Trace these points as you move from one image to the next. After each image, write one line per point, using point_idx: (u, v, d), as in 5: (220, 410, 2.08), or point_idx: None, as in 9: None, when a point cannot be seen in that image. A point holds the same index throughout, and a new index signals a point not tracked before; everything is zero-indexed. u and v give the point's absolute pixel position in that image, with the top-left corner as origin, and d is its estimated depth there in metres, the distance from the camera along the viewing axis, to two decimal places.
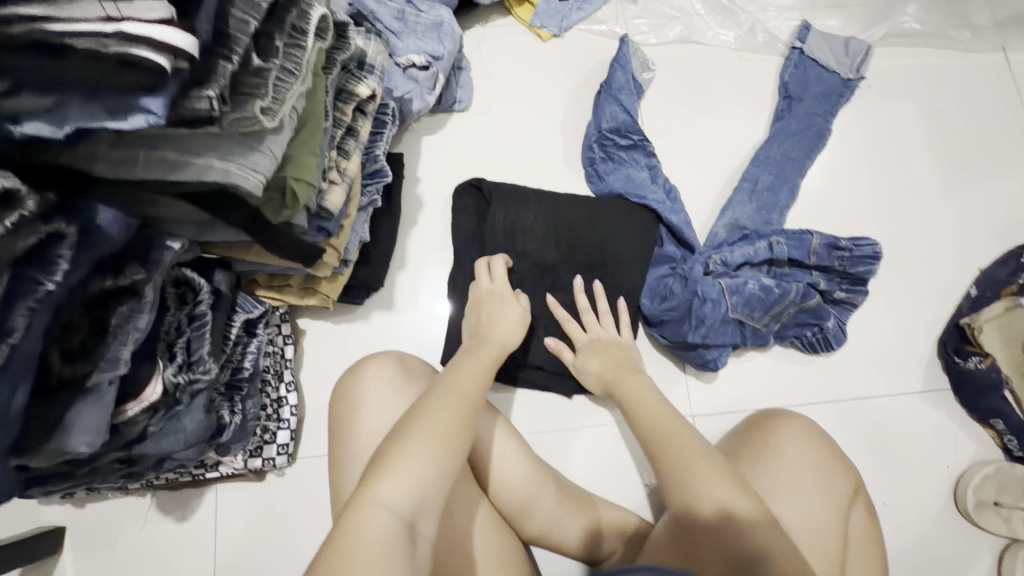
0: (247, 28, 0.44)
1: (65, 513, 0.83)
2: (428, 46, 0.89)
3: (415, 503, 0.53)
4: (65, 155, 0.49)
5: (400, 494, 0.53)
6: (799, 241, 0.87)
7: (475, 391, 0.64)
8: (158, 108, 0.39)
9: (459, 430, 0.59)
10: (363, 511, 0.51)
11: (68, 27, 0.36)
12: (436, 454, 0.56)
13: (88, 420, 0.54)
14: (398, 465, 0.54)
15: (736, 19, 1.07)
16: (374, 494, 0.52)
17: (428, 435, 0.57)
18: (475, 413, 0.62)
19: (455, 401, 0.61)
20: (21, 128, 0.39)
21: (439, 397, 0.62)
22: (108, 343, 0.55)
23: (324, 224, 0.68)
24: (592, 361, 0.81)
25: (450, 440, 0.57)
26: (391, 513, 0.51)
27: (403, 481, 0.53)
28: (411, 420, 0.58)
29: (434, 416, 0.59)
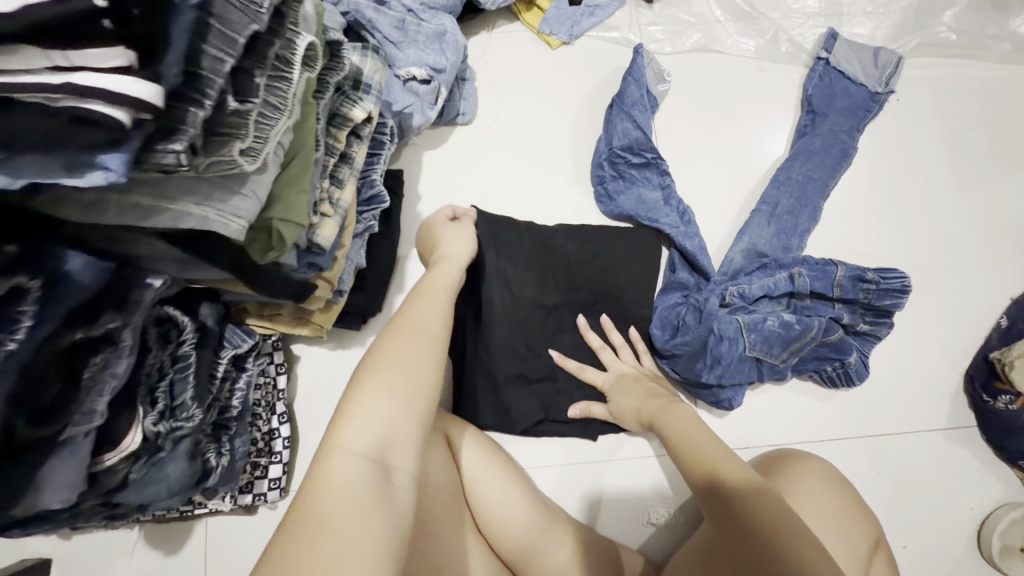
0: (222, 67, 0.39)
1: (52, 544, 0.81)
2: (430, 58, 0.84)
3: (381, 440, 0.51)
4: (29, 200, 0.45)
5: (363, 434, 0.50)
6: (823, 272, 0.82)
7: (428, 326, 0.62)
8: (118, 166, 0.35)
9: (416, 364, 0.57)
10: (328, 460, 0.49)
11: (12, 82, 0.32)
12: (393, 390, 0.54)
13: (61, 475, 0.51)
14: (355, 407, 0.52)
15: (758, 27, 1.01)
16: (336, 440, 0.50)
17: (384, 374, 0.55)
18: (427, 346, 0.60)
19: (404, 339, 0.59)
20: None
21: (391, 337, 0.59)
22: (83, 395, 0.51)
23: (315, 260, 0.63)
24: (625, 400, 0.78)
25: (407, 377, 0.55)
26: (354, 455, 0.49)
27: (363, 423, 0.51)
28: (369, 364, 0.56)
29: (384, 356, 0.57)
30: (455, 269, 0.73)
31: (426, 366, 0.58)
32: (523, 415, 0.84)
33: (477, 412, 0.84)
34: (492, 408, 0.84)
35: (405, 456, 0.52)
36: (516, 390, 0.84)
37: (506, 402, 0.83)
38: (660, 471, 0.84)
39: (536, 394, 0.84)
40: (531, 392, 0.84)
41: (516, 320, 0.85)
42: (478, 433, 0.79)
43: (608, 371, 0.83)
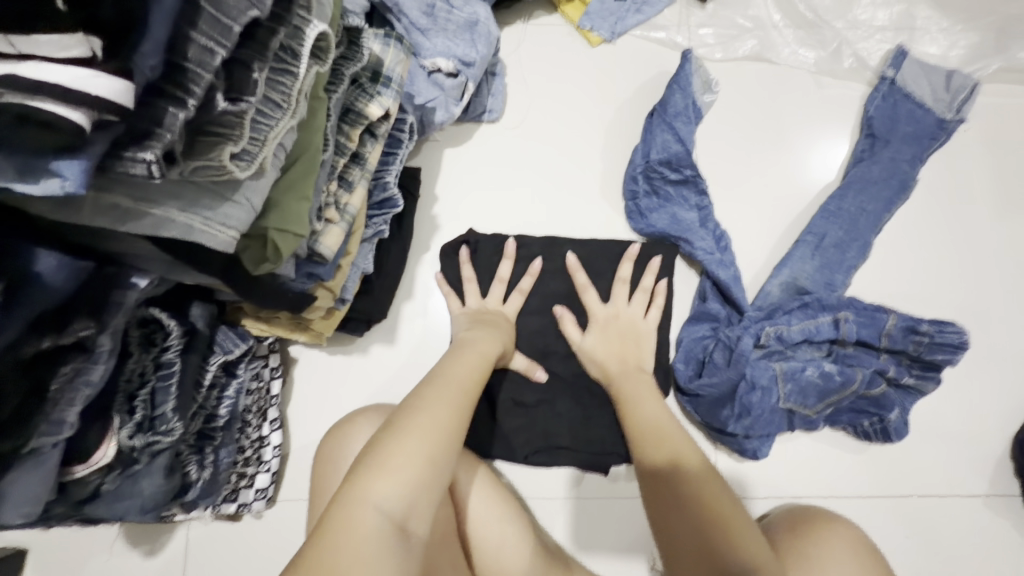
0: (212, 59, 0.33)
1: (29, 534, 0.77)
2: (459, 50, 0.77)
3: (408, 503, 0.49)
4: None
5: (393, 493, 0.48)
6: (872, 319, 0.75)
7: (468, 389, 0.61)
8: (74, 176, 0.29)
9: (454, 428, 0.55)
10: (350, 510, 0.46)
11: None
12: (428, 450, 0.51)
13: (25, 489, 0.47)
14: (389, 461, 0.49)
15: (820, 37, 0.92)
16: (363, 491, 0.47)
17: (424, 431, 0.53)
18: (468, 411, 0.58)
19: (443, 391, 0.58)
20: None
21: (432, 393, 0.58)
22: (46, 408, 0.46)
23: (315, 270, 0.58)
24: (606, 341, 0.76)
25: (444, 439, 0.53)
26: (381, 514, 0.47)
27: (394, 479, 0.49)
28: (407, 413, 0.54)
29: (425, 409, 0.55)
30: (507, 323, 0.77)
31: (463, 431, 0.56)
32: (524, 440, 0.77)
33: (479, 436, 0.78)
34: (495, 431, 0.78)
35: (425, 521, 0.50)
36: (522, 414, 0.78)
37: (508, 428, 0.78)
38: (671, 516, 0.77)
39: (544, 422, 0.78)
40: (538, 417, 0.78)
41: (528, 340, 0.80)
42: (495, 479, 0.73)
43: (589, 330, 0.78)
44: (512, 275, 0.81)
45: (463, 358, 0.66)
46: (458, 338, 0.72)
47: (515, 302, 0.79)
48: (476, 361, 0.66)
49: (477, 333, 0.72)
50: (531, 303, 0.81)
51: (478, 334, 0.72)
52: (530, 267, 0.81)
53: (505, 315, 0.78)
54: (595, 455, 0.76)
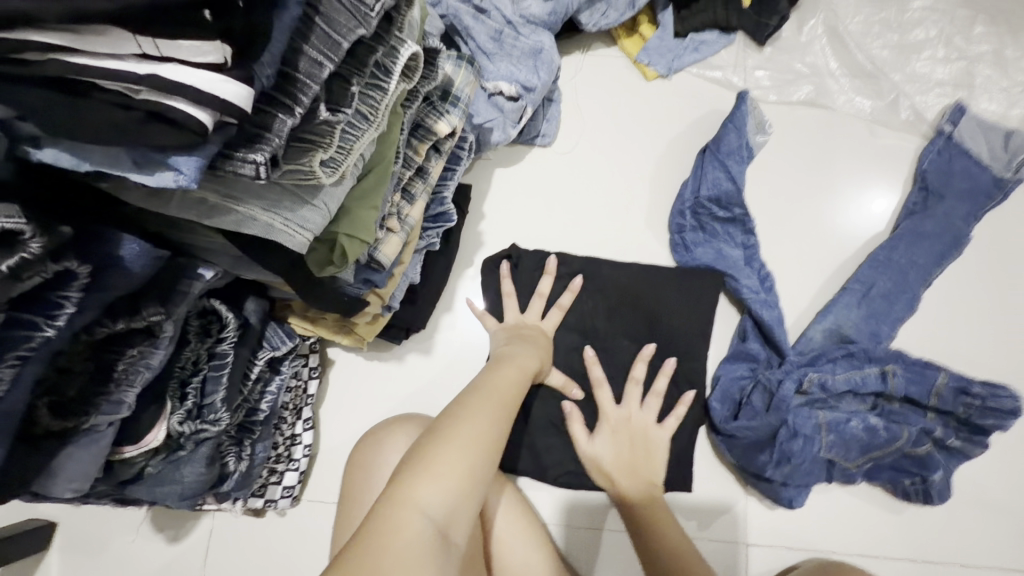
0: (319, 72, 0.35)
1: (62, 509, 0.79)
2: (521, 75, 0.79)
3: (450, 511, 0.49)
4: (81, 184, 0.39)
5: (437, 498, 0.49)
6: (921, 375, 0.73)
7: (510, 405, 0.60)
8: (189, 171, 0.31)
9: (496, 438, 0.56)
10: (397, 511, 0.47)
11: (94, 65, 0.28)
12: (473, 459, 0.52)
13: (77, 465, 0.48)
14: (436, 465, 0.50)
15: (877, 87, 0.92)
16: (410, 494, 0.48)
17: (469, 439, 0.53)
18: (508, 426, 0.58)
19: (486, 401, 0.59)
20: (38, 155, 0.33)
21: (476, 404, 0.58)
22: (108, 388, 0.48)
23: (372, 276, 0.59)
24: (614, 449, 0.73)
25: (487, 449, 0.54)
26: (427, 518, 0.47)
27: (439, 484, 0.49)
28: (452, 420, 0.55)
29: (469, 416, 0.56)
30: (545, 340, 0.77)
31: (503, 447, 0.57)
32: (557, 461, 0.77)
33: (509, 451, 0.77)
34: (528, 449, 0.77)
35: (463, 531, 0.50)
36: (554, 435, 0.77)
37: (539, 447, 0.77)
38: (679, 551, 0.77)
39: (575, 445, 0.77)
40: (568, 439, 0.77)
41: (564, 364, 0.80)
42: (523, 500, 0.72)
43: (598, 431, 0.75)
44: (551, 292, 0.82)
45: (505, 372, 0.66)
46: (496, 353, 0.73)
47: (554, 317, 0.79)
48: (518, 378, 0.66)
49: (516, 348, 0.73)
50: (570, 326, 0.81)
51: (520, 350, 0.72)
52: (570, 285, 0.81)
53: (543, 330, 0.78)
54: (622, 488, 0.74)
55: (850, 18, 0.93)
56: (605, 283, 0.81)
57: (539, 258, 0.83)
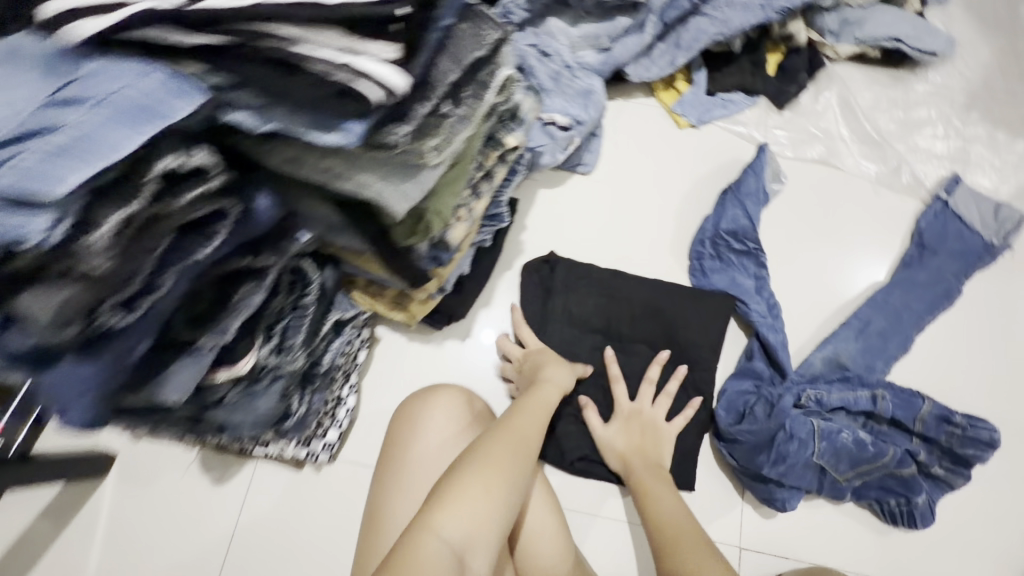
0: (447, 78, 0.48)
1: (121, 442, 0.87)
2: (574, 110, 0.92)
3: (468, 540, 0.59)
4: (242, 143, 0.50)
5: (453, 525, 0.59)
6: (908, 402, 0.81)
7: (526, 442, 0.70)
8: (358, 132, 0.44)
9: (508, 473, 0.65)
10: (421, 536, 0.57)
11: (308, 52, 0.41)
12: (485, 496, 0.62)
13: (182, 376, 0.56)
14: (452, 498, 0.61)
15: (882, 153, 1.04)
16: (430, 522, 0.59)
17: (482, 477, 0.64)
18: (523, 466, 0.67)
19: (503, 441, 0.69)
20: (229, 117, 0.45)
21: (494, 444, 0.68)
22: (222, 314, 0.59)
23: (440, 255, 0.70)
24: (624, 438, 0.81)
25: (499, 486, 0.64)
26: (443, 542, 0.57)
27: (455, 514, 0.60)
28: (471, 458, 0.66)
29: (485, 455, 0.66)
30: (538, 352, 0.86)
31: (518, 485, 0.66)
32: (574, 446, 0.84)
33: None
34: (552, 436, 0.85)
35: (482, 561, 0.59)
36: (574, 425, 0.85)
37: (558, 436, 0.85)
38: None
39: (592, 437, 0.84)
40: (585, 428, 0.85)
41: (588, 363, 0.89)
42: (543, 480, 0.80)
43: (611, 422, 0.83)
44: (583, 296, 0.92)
45: (528, 410, 0.75)
46: (525, 368, 0.86)
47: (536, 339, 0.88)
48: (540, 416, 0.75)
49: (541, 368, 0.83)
50: (595, 329, 0.90)
51: (557, 374, 0.82)
52: (596, 291, 0.92)
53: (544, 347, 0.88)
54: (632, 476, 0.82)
55: (860, 95, 1.08)
56: (629, 295, 0.91)
57: (570, 266, 0.93)
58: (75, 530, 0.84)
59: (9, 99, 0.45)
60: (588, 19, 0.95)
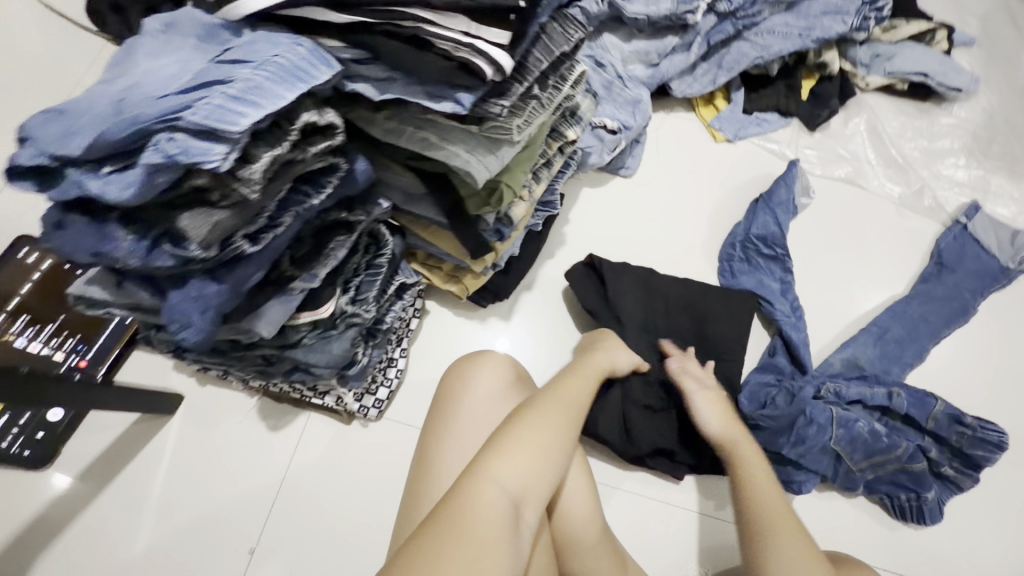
0: (539, 66, 0.57)
1: (189, 385, 0.95)
2: (622, 116, 1.01)
3: (523, 489, 0.63)
4: (356, 112, 0.60)
5: (508, 476, 0.63)
6: (921, 401, 0.86)
7: (572, 410, 0.74)
8: (467, 102, 0.52)
9: (557, 435, 0.70)
10: (480, 482, 0.61)
11: (437, 32, 0.49)
12: (537, 452, 0.66)
13: (274, 313, 0.65)
14: (508, 452, 0.65)
15: (907, 177, 1.11)
16: (488, 471, 0.62)
17: (534, 436, 0.68)
18: (570, 432, 0.72)
19: (552, 406, 0.73)
20: (352, 86, 0.54)
21: (542, 408, 0.73)
22: (317, 261, 0.67)
23: (503, 229, 0.79)
24: (712, 410, 0.83)
25: (549, 446, 0.68)
26: (501, 488, 0.61)
27: (511, 466, 0.63)
28: (522, 418, 0.70)
29: (536, 418, 0.70)
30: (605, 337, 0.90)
31: (566, 445, 0.70)
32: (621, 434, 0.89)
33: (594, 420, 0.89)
34: (615, 421, 0.89)
35: (533, 511, 0.63)
36: (640, 410, 0.89)
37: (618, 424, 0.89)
38: (693, 523, 0.91)
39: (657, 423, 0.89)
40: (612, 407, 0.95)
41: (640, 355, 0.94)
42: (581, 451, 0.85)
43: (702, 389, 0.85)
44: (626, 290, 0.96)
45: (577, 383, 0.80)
46: (590, 348, 0.88)
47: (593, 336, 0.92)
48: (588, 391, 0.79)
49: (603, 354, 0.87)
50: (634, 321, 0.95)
51: (609, 354, 0.86)
52: (641, 286, 0.97)
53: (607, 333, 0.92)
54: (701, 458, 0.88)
55: (888, 123, 1.15)
56: (669, 291, 0.97)
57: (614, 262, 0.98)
58: (142, 459, 0.91)
59: (181, 63, 0.56)
60: (640, 36, 1.04)
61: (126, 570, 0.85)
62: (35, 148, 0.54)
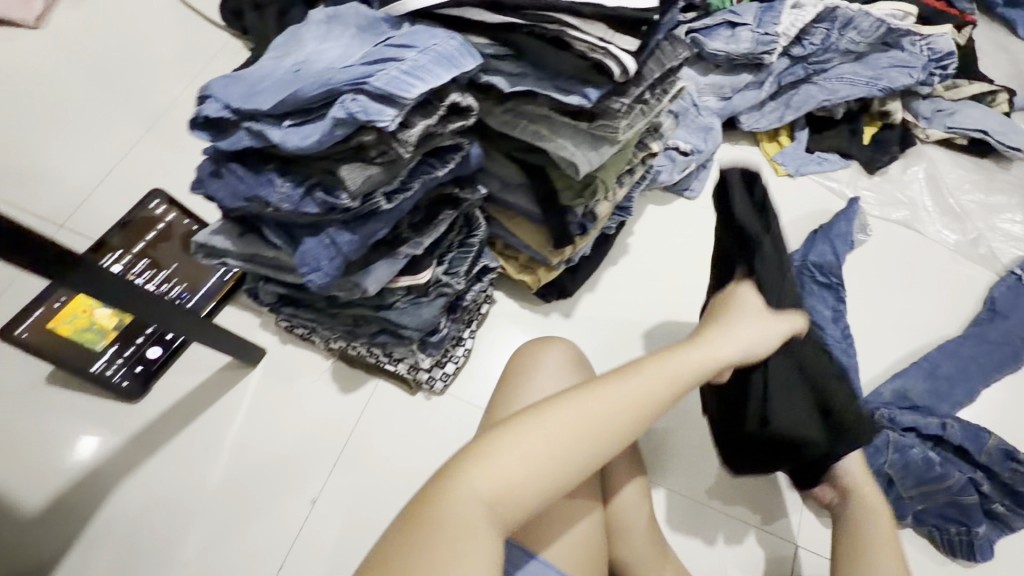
0: (651, 74, 0.66)
1: (272, 342, 1.03)
2: (695, 141, 1.10)
3: (507, 499, 0.51)
4: (483, 105, 0.70)
5: (488, 483, 0.51)
6: (975, 434, 0.88)
7: (612, 415, 0.57)
8: (593, 96, 0.62)
9: (572, 441, 0.55)
10: (453, 484, 0.51)
11: (577, 34, 0.58)
12: (535, 460, 0.53)
13: (382, 271, 0.73)
14: (494, 456, 0.52)
15: (963, 226, 1.16)
16: (464, 474, 0.51)
17: (536, 439, 0.54)
18: (608, 437, 0.57)
19: (580, 406, 0.57)
20: (488, 78, 0.65)
21: (563, 404, 0.57)
22: (425, 231, 0.76)
23: (587, 224, 0.87)
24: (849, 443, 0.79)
25: (556, 455, 0.54)
26: (476, 497, 0.50)
27: (494, 471, 0.51)
28: (530, 414, 0.56)
29: (550, 416, 0.55)
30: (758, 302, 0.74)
31: (581, 456, 0.55)
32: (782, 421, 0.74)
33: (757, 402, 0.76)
34: (780, 405, 0.75)
35: (519, 521, 0.52)
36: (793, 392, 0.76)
37: (801, 397, 0.75)
38: (741, 536, 0.90)
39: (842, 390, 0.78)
40: (680, 414, 0.99)
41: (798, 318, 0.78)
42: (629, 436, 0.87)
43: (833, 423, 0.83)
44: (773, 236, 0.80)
45: (658, 373, 0.63)
46: (741, 314, 0.73)
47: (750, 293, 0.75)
48: (657, 384, 0.62)
49: (736, 334, 0.70)
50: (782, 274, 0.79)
51: (735, 337, 0.70)
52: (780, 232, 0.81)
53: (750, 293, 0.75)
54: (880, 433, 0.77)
55: (946, 174, 1.20)
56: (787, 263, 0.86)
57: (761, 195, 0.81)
58: (221, 405, 0.97)
59: (343, 46, 0.66)
60: (717, 71, 1.14)
61: (196, 506, 0.91)
62: (218, 103, 0.65)
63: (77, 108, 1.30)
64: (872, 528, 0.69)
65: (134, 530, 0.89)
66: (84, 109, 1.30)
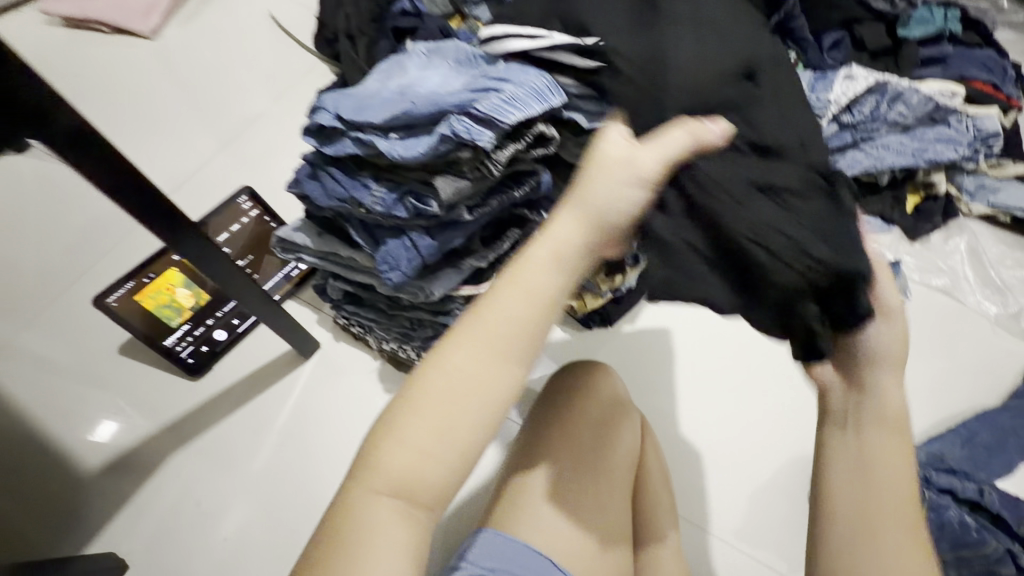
0: None
1: (326, 338, 1.08)
2: None
3: (413, 484, 0.50)
4: None
5: (388, 481, 0.50)
6: (1014, 504, 0.89)
7: (493, 353, 0.50)
8: None
9: (457, 405, 0.50)
10: (357, 490, 0.50)
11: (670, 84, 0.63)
12: (426, 444, 0.49)
13: (448, 278, 0.79)
14: (389, 454, 0.50)
15: (1004, 299, 1.18)
16: (364, 477, 0.50)
17: (421, 425, 0.50)
18: (479, 388, 0.50)
19: (454, 371, 0.50)
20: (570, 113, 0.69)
21: (438, 369, 0.51)
22: (491, 245, 0.82)
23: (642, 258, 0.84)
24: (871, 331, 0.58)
25: (445, 429, 0.50)
26: (381, 501, 0.49)
27: (391, 467, 0.50)
28: (411, 391, 0.51)
29: (428, 391, 0.50)
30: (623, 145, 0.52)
31: (472, 415, 0.50)
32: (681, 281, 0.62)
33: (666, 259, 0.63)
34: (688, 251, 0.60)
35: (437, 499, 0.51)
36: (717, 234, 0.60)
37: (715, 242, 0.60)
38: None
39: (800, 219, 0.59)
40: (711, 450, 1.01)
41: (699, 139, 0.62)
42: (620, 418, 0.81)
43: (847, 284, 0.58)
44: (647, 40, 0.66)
45: (520, 281, 0.50)
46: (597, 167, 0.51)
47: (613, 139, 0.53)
48: (520, 304, 0.50)
49: (598, 190, 0.50)
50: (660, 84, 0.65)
51: (599, 199, 0.50)
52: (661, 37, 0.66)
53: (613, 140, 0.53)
54: (848, 278, 0.56)
55: (988, 248, 1.23)
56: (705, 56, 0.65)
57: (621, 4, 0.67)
58: (273, 393, 1.02)
59: (443, 75, 0.74)
60: None
61: (238, 486, 0.95)
62: (330, 112, 0.73)
63: (175, 112, 1.44)
64: (863, 454, 0.56)
65: (179, 503, 0.94)
66: (181, 115, 1.44)
